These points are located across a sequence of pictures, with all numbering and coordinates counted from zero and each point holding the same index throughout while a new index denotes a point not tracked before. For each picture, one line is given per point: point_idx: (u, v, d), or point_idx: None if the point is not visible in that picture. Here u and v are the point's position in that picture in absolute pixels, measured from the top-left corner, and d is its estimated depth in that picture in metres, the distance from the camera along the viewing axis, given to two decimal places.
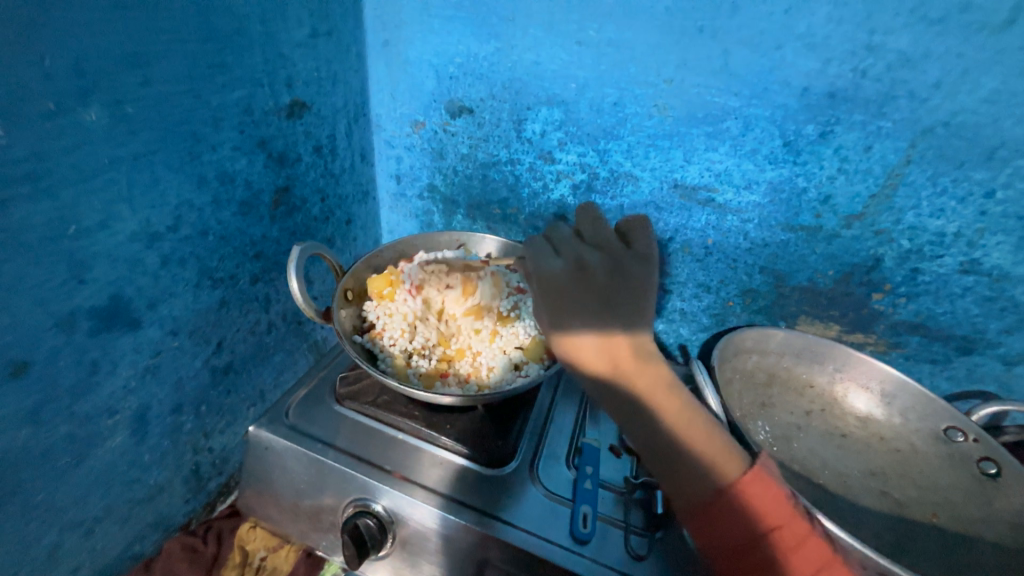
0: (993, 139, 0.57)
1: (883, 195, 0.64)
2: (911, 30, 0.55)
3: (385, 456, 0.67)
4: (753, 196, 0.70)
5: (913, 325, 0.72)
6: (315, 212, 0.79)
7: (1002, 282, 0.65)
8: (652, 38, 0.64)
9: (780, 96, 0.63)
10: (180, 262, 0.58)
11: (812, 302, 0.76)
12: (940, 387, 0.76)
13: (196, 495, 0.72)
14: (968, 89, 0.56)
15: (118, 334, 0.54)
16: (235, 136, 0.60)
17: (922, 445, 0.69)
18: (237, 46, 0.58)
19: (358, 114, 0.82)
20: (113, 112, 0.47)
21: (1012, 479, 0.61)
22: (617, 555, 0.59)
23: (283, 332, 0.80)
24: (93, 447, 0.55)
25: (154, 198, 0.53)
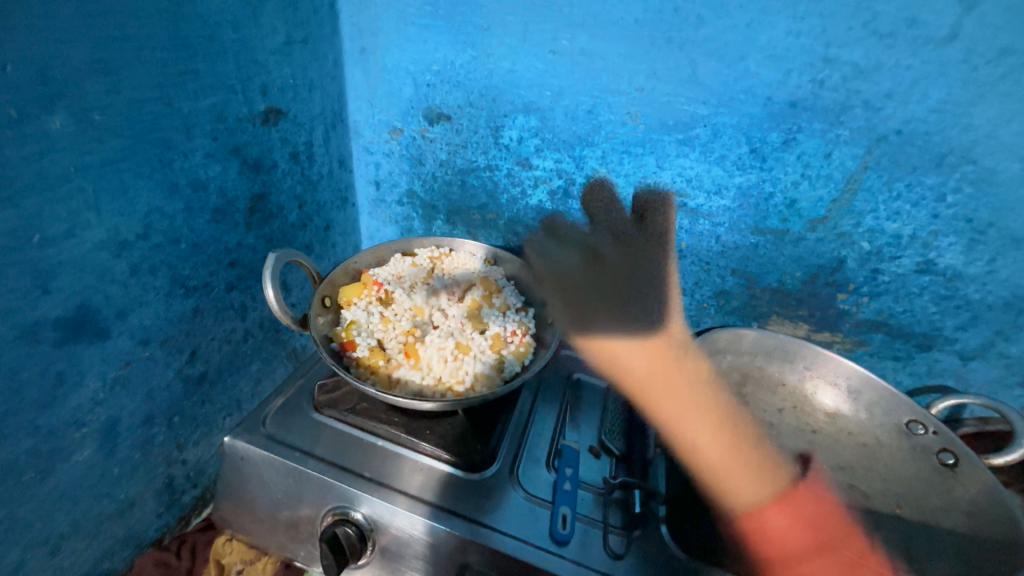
0: (942, 146, 0.61)
1: (844, 200, 0.67)
2: (863, 44, 0.58)
3: (364, 462, 0.66)
4: (723, 200, 0.72)
5: (876, 323, 0.75)
6: (292, 218, 0.78)
7: (956, 281, 0.68)
8: (623, 48, 0.66)
9: (745, 105, 0.65)
10: (150, 270, 0.57)
11: (782, 302, 0.79)
12: (902, 381, 0.79)
13: (170, 509, 0.71)
14: (917, 99, 0.59)
15: (85, 344, 0.52)
16: (208, 143, 0.60)
17: (886, 438, 0.71)
18: (209, 52, 0.58)
19: (335, 121, 0.82)
20: (79, 119, 0.46)
21: (968, 469, 0.63)
22: (595, 555, 0.60)
23: (259, 339, 0.78)
24: (59, 461, 0.54)
25: (123, 205, 0.52)
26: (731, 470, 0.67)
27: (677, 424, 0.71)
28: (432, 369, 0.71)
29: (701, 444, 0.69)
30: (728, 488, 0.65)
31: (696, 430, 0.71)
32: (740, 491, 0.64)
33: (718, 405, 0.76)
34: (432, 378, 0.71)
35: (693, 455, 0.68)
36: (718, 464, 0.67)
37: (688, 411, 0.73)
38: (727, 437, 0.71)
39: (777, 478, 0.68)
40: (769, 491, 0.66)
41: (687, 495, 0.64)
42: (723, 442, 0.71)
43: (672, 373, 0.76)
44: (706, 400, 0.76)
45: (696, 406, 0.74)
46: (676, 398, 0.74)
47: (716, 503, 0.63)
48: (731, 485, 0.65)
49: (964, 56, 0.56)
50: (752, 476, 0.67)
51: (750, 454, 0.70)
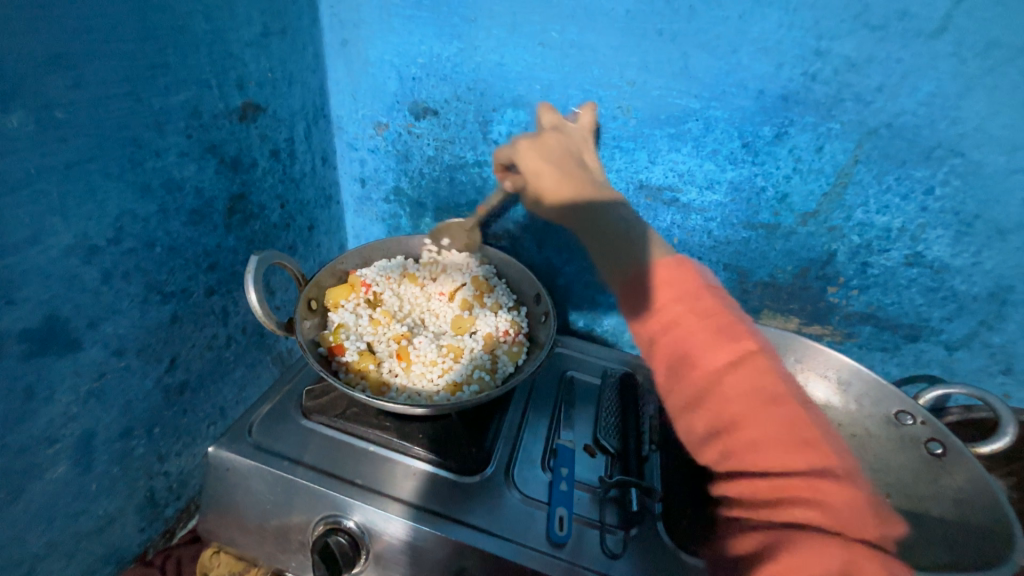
0: (931, 139, 0.61)
1: (834, 193, 0.67)
2: (855, 36, 0.58)
3: (356, 469, 0.65)
4: (715, 195, 0.72)
5: (865, 316, 0.76)
6: (274, 218, 0.75)
7: (943, 273, 0.69)
8: (614, 40, 0.65)
9: (737, 98, 0.64)
10: (124, 276, 0.54)
11: (773, 297, 0.79)
12: (890, 372, 0.80)
13: (153, 523, 0.68)
14: (908, 93, 0.59)
15: (55, 357, 0.50)
16: (182, 141, 0.57)
17: (875, 429, 0.72)
18: (181, 45, 0.55)
19: (317, 117, 0.79)
20: (39, 117, 0.43)
21: (955, 457, 0.64)
22: (592, 556, 0.60)
23: (243, 344, 0.76)
24: (31, 480, 0.51)
25: (92, 209, 0.49)
26: (755, 427, 0.45)
27: (699, 385, 0.47)
28: (419, 368, 0.70)
29: (719, 382, 0.46)
30: (746, 434, 0.45)
31: (711, 354, 0.47)
32: (747, 439, 0.45)
33: (772, 369, 0.47)
34: (419, 377, 0.70)
35: (710, 395, 0.47)
36: (743, 405, 0.45)
37: (710, 346, 0.47)
38: (717, 333, 0.48)
39: (804, 420, 0.45)
40: (780, 418, 0.45)
41: (711, 448, 0.49)
42: (753, 403, 0.45)
43: (677, 315, 0.49)
44: (711, 312, 0.49)
45: (715, 339, 0.47)
46: (682, 345, 0.49)
47: (735, 467, 0.47)
48: (751, 437, 0.45)
49: (953, 49, 0.56)
50: (781, 408, 0.45)
51: (772, 387, 0.46)
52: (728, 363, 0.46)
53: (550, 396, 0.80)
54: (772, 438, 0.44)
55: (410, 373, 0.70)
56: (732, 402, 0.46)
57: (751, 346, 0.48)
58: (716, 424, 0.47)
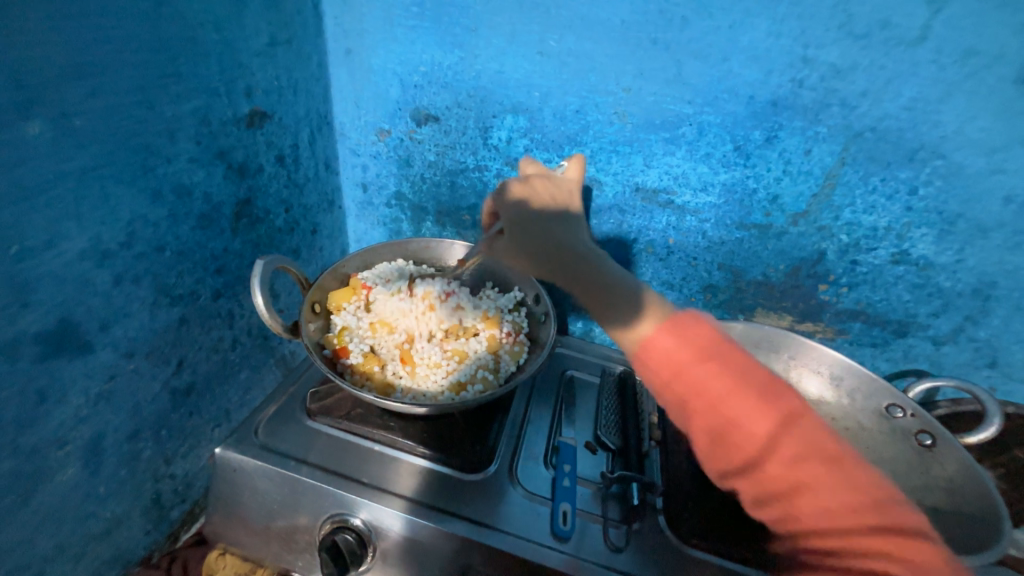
0: (914, 142, 0.64)
1: (823, 194, 0.70)
2: (839, 44, 0.61)
3: (361, 468, 0.66)
4: (709, 197, 0.74)
5: (855, 312, 0.78)
6: (278, 223, 0.77)
7: (928, 270, 0.71)
8: (610, 48, 0.67)
9: (729, 104, 0.67)
10: (134, 280, 0.55)
11: (766, 295, 0.81)
12: (881, 367, 0.83)
13: (158, 526, 0.68)
14: (891, 98, 0.62)
15: (67, 359, 0.50)
16: (191, 148, 0.58)
17: (868, 422, 0.75)
18: (191, 55, 0.56)
19: (321, 123, 0.81)
20: (56, 125, 0.45)
21: (944, 448, 0.67)
22: (595, 550, 0.61)
23: (248, 347, 0.77)
24: (42, 482, 0.52)
25: (105, 214, 0.50)
26: (803, 486, 0.46)
27: (744, 447, 0.48)
28: (419, 370, 0.71)
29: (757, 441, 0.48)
30: (807, 502, 0.46)
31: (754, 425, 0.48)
32: (815, 503, 0.46)
33: (748, 371, 0.50)
34: (420, 379, 0.71)
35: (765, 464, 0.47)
36: (784, 449, 0.47)
37: (751, 410, 0.48)
38: (748, 394, 0.49)
39: (864, 474, 0.46)
40: (808, 444, 0.47)
41: (769, 508, 0.49)
42: (814, 465, 0.46)
43: (704, 382, 0.50)
44: (729, 360, 0.50)
45: (758, 410, 0.48)
46: (720, 415, 0.49)
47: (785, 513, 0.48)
48: (806, 503, 0.46)
49: (933, 57, 0.59)
50: (830, 464, 0.46)
51: (822, 443, 0.47)
52: (762, 423, 0.48)
53: (551, 394, 0.81)
54: (837, 493, 0.45)
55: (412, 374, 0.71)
56: (813, 469, 0.46)
57: (794, 407, 0.49)
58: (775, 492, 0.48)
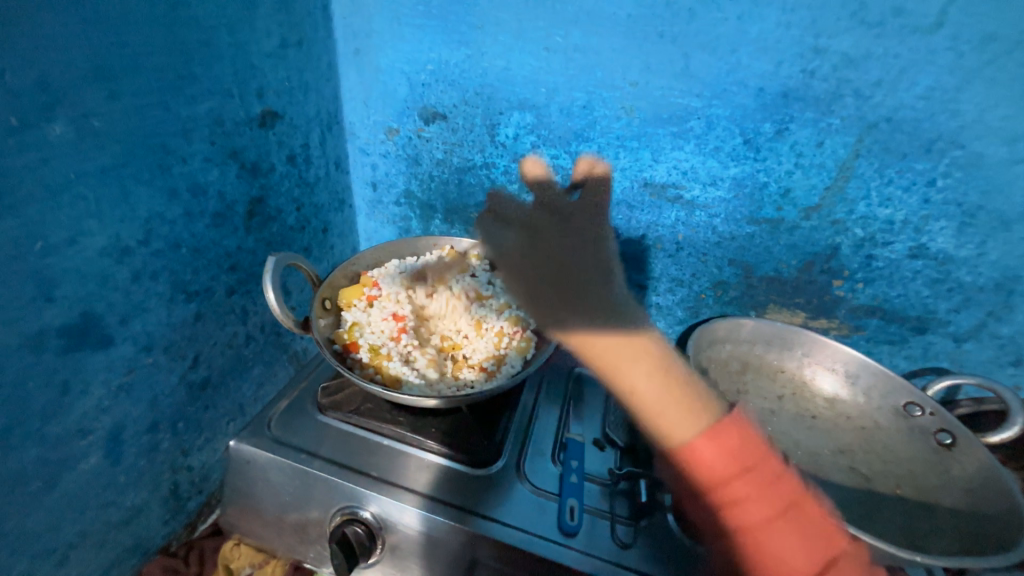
0: (931, 132, 0.62)
1: (837, 187, 0.68)
2: (851, 33, 0.59)
3: (371, 461, 0.67)
4: (718, 191, 0.73)
5: (871, 309, 0.76)
6: (290, 221, 0.78)
7: (948, 265, 0.69)
8: (616, 43, 0.67)
9: (738, 96, 0.66)
10: (152, 276, 0.57)
11: (779, 291, 0.80)
12: (899, 365, 0.80)
13: (176, 516, 0.70)
14: (906, 87, 0.60)
15: (89, 352, 0.52)
16: (206, 147, 0.60)
17: (884, 421, 0.73)
18: (205, 57, 0.58)
19: (331, 123, 0.82)
20: (79, 125, 0.46)
21: (964, 447, 0.65)
22: (603, 545, 0.61)
23: (261, 343, 0.78)
24: (66, 470, 0.54)
25: (125, 212, 0.52)
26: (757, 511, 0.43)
27: (704, 467, 0.45)
28: (431, 365, 0.72)
29: (649, 396, 0.48)
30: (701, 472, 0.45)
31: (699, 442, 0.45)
32: (774, 547, 0.42)
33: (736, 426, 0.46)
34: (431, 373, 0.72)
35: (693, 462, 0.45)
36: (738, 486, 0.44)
37: (792, 544, 0.42)
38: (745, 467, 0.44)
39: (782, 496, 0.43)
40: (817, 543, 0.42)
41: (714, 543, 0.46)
42: (771, 512, 0.43)
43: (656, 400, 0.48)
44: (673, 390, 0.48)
45: (725, 447, 0.44)
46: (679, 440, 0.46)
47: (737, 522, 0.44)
48: (773, 546, 0.42)
49: (950, 44, 0.57)
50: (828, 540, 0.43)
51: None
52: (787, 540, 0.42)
53: (559, 392, 0.82)
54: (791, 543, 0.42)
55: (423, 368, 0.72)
56: (724, 435, 0.45)
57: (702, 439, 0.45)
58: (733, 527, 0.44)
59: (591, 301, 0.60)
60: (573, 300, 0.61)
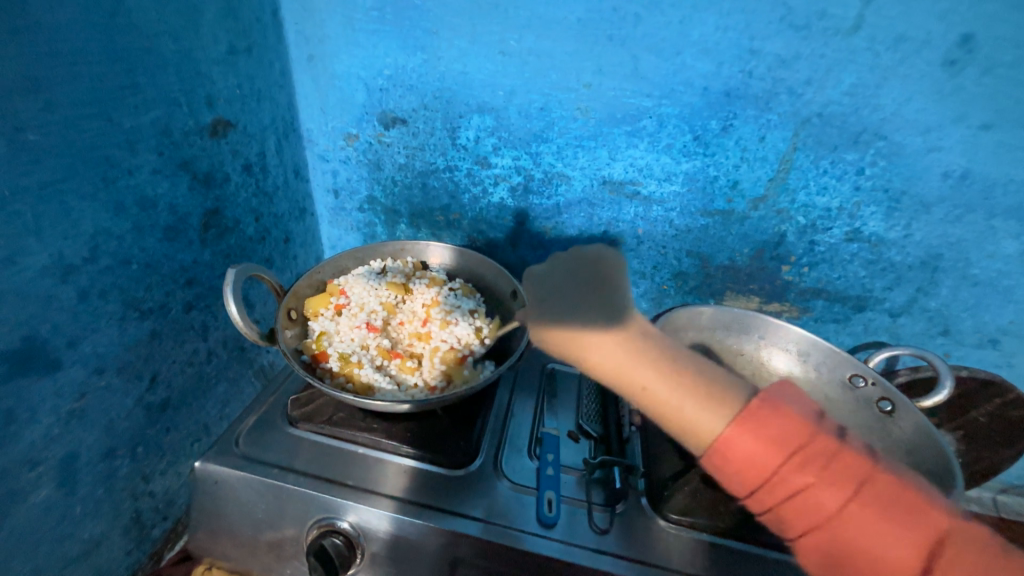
0: (857, 125, 0.67)
1: (779, 179, 0.73)
2: (782, 35, 0.64)
3: (346, 471, 0.66)
4: (673, 186, 0.77)
5: (817, 290, 0.82)
6: (249, 232, 0.76)
7: (880, 246, 0.76)
8: (569, 46, 0.69)
9: (685, 96, 0.70)
10: (101, 294, 0.55)
11: (734, 278, 0.84)
12: (844, 342, 0.87)
13: (140, 546, 0.67)
14: (833, 85, 0.66)
15: (35, 378, 0.50)
16: (154, 159, 0.58)
17: (834, 394, 0.78)
18: (149, 65, 0.56)
19: (288, 130, 0.81)
20: (12, 139, 0.44)
21: (904, 412, 0.71)
22: (582, 534, 0.62)
23: (224, 359, 0.76)
24: (14, 506, 0.50)
25: (67, 228, 0.50)
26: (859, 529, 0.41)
27: (798, 507, 0.42)
28: (403, 367, 0.73)
29: (735, 445, 0.43)
30: (809, 507, 0.42)
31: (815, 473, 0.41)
32: (850, 531, 0.41)
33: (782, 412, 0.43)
34: (404, 375, 0.72)
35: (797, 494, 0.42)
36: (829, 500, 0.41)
37: (887, 533, 0.40)
38: (844, 480, 0.41)
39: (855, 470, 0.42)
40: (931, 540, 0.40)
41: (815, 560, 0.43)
42: (867, 519, 0.41)
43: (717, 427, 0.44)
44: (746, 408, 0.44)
45: (825, 480, 0.41)
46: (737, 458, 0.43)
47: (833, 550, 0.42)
48: (860, 539, 0.41)
49: (868, 44, 0.63)
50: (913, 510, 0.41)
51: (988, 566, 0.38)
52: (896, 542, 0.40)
53: (533, 387, 0.83)
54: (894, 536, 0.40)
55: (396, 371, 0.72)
56: (813, 461, 0.42)
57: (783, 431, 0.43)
58: (806, 527, 0.42)
59: (557, 304, 0.50)
60: (545, 304, 0.51)
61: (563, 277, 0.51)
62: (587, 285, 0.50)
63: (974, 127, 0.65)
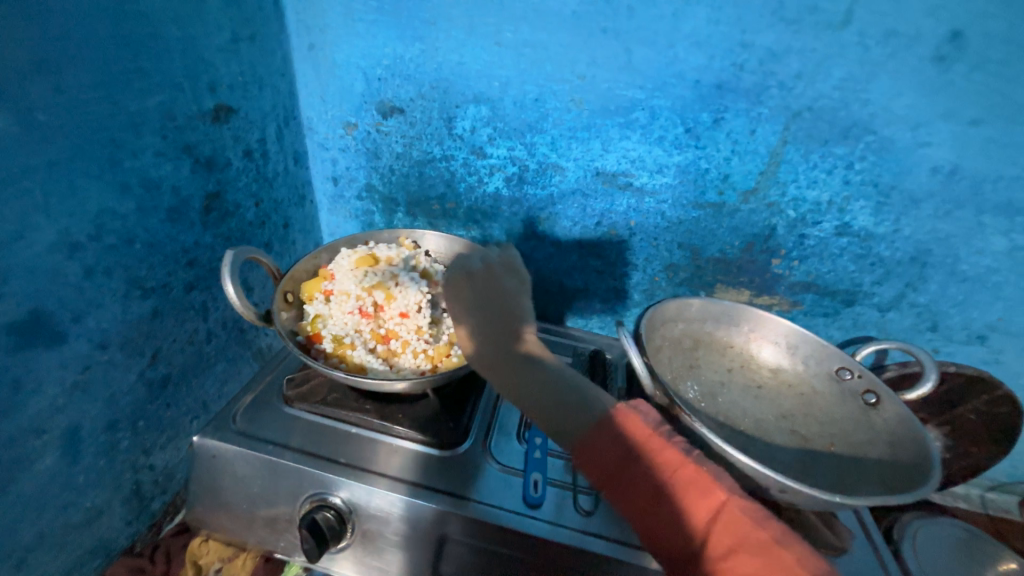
0: (847, 120, 0.68)
1: (769, 172, 0.74)
2: (774, 29, 0.65)
3: (340, 449, 0.68)
4: (665, 178, 0.78)
5: (807, 284, 0.83)
6: (249, 217, 0.78)
7: (869, 241, 0.76)
8: (563, 38, 0.71)
9: (677, 88, 0.71)
10: (105, 272, 0.57)
11: (725, 271, 0.86)
12: (833, 335, 0.88)
13: (139, 517, 0.70)
14: (823, 79, 0.66)
15: (42, 349, 0.52)
16: (158, 142, 0.60)
17: (820, 386, 0.80)
18: (154, 50, 0.58)
19: (288, 118, 0.82)
20: (22, 119, 0.46)
21: (888, 405, 0.72)
22: (566, 514, 0.64)
23: (223, 340, 0.78)
24: (21, 470, 0.53)
25: (74, 206, 0.52)
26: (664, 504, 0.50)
27: (630, 487, 0.51)
28: (394, 346, 0.74)
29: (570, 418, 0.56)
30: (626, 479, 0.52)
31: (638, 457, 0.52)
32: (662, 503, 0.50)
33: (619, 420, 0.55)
34: (394, 354, 0.74)
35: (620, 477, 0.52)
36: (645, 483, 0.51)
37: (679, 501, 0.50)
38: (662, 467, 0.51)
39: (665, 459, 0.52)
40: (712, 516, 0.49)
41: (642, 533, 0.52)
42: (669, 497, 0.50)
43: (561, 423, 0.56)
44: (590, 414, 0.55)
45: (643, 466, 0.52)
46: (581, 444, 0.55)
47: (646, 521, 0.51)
48: (668, 509, 0.50)
49: (859, 39, 0.63)
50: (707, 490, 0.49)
51: (748, 531, 0.46)
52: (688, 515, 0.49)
53: None
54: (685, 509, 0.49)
55: (386, 351, 0.75)
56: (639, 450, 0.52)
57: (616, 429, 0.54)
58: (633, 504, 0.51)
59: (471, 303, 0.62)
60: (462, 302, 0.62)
61: (484, 297, 0.62)
62: (495, 303, 0.62)
63: (963, 123, 0.65)
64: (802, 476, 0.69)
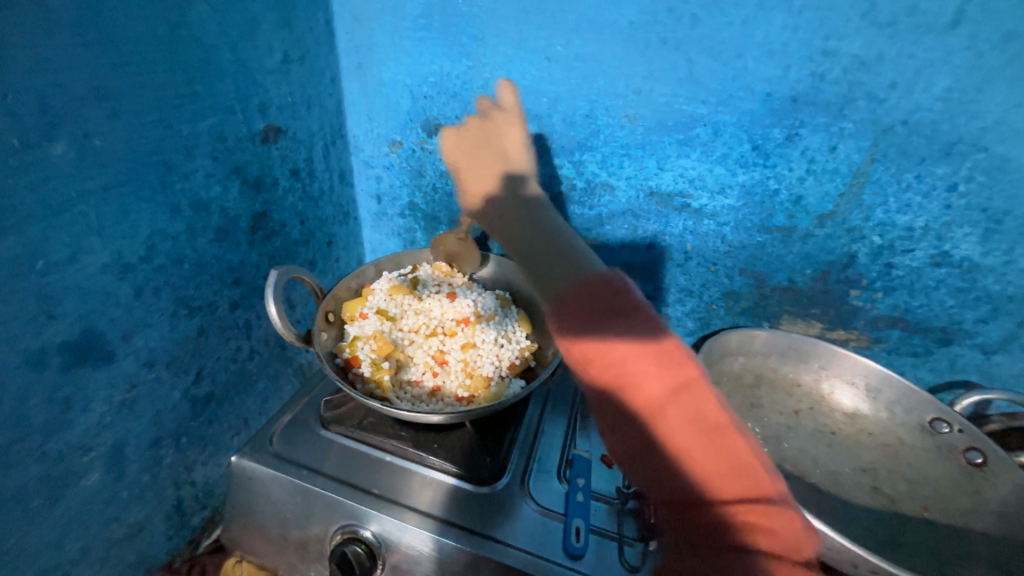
0: (950, 135, 0.59)
1: (851, 194, 0.66)
2: (863, 34, 0.57)
3: (372, 478, 0.66)
4: (727, 200, 0.71)
5: (892, 319, 0.73)
6: (294, 235, 0.78)
7: (973, 273, 0.66)
8: (618, 51, 0.66)
9: (745, 102, 0.64)
10: (155, 291, 0.57)
11: (793, 301, 0.77)
12: (923, 378, 0.76)
13: (180, 532, 0.70)
14: (922, 89, 0.58)
15: (91, 368, 0.53)
16: (208, 164, 0.60)
17: (909, 438, 0.69)
18: (208, 75, 0.58)
19: (335, 137, 0.83)
20: (80, 145, 0.47)
21: (997, 468, 0.61)
22: (612, 569, 0.58)
23: (265, 357, 0.78)
24: (68, 486, 0.54)
25: (126, 228, 0.53)
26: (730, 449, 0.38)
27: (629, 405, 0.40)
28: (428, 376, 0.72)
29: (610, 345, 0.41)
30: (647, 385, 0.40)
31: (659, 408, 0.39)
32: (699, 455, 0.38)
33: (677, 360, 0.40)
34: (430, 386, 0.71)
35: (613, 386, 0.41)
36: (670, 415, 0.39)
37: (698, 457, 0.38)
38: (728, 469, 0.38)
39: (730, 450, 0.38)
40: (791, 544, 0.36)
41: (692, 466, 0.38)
42: (703, 435, 0.38)
43: (621, 354, 0.41)
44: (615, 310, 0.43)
45: (653, 365, 0.40)
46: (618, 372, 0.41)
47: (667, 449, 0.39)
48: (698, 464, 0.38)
49: (968, 43, 0.55)
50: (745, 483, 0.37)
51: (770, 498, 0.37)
52: (782, 511, 0.37)
53: (565, 405, 0.79)
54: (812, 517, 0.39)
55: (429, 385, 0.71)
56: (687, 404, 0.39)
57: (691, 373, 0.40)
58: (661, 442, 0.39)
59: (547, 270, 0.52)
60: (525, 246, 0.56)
61: (494, 194, 0.62)
62: (526, 220, 0.57)
63: None
64: (892, 545, 0.59)
